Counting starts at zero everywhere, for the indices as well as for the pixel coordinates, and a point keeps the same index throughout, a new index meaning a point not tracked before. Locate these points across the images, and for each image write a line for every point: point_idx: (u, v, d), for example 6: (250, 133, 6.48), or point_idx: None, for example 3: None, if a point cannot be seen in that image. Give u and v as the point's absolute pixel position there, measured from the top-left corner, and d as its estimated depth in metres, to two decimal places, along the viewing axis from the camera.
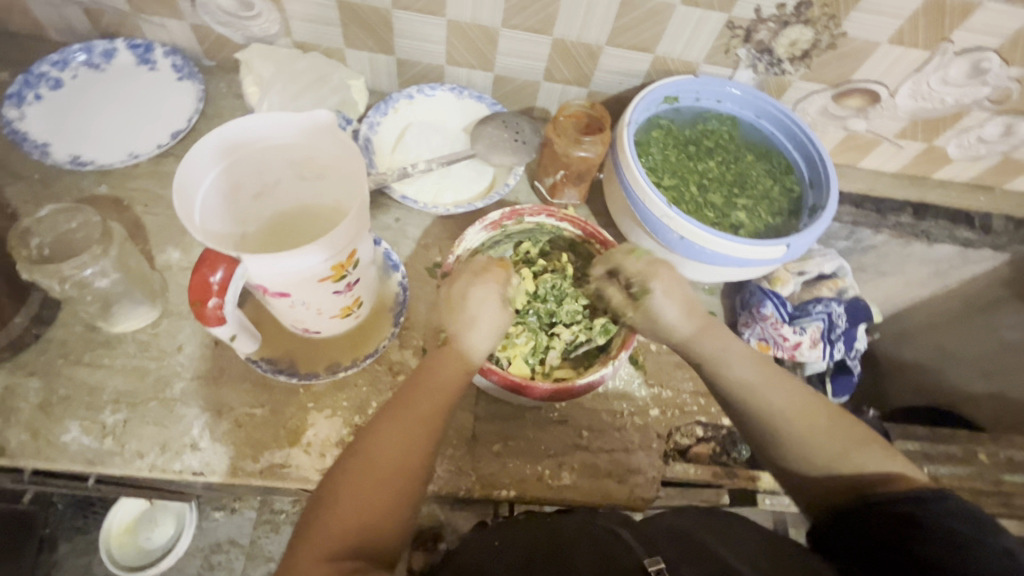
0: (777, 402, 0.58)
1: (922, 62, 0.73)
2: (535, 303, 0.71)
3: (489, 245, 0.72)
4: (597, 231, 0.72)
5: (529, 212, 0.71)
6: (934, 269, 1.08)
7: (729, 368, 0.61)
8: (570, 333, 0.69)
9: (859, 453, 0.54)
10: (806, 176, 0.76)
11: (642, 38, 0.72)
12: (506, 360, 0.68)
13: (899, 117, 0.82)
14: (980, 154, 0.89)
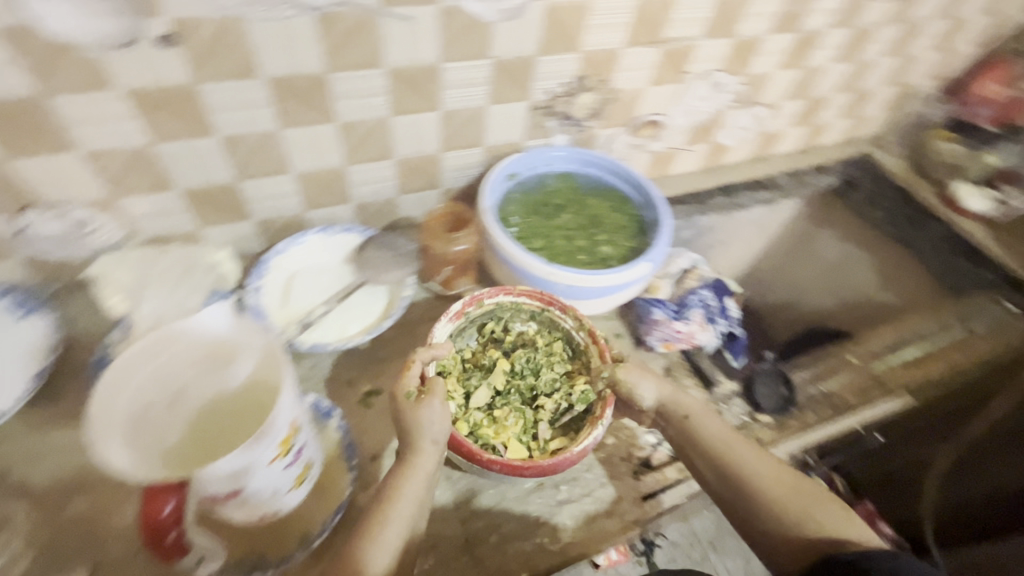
0: (762, 467, 0.70)
1: (678, 91, 0.94)
2: (514, 380, 0.77)
3: (456, 335, 0.79)
4: (554, 299, 0.78)
5: (488, 296, 0.77)
6: (757, 228, 1.32)
7: (711, 426, 0.73)
8: (553, 403, 0.74)
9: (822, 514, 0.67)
10: (639, 200, 0.91)
11: (470, 138, 0.83)
12: (502, 443, 0.71)
13: (681, 131, 1.03)
14: (747, 137, 1.14)
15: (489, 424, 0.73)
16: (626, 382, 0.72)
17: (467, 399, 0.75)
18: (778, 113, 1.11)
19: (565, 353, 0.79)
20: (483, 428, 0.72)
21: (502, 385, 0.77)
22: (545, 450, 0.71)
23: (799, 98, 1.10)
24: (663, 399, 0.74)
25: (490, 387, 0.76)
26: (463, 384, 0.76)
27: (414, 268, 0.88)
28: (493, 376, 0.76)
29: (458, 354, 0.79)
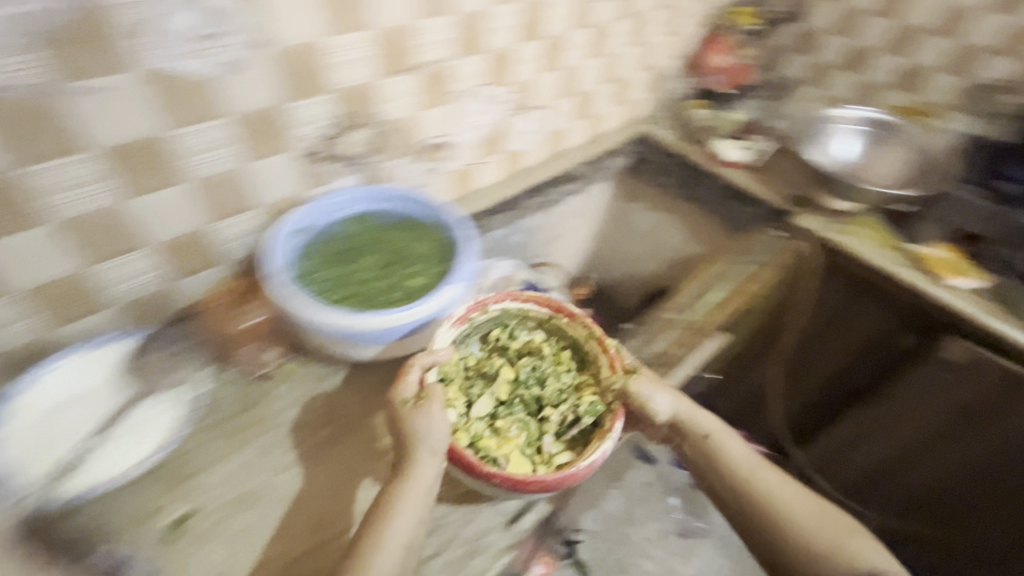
0: (738, 451, 0.93)
1: (450, 111, 0.96)
2: (518, 391, 0.94)
3: (462, 344, 0.95)
4: (563, 310, 0.97)
5: (493, 302, 0.94)
6: (576, 217, 1.42)
7: (732, 449, 0.93)
8: (558, 414, 0.91)
9: (788, 500, 0.88)
10: (442, 221, 0.89)
11: (236, 201, 0.81)
12: (503, 455, 0.85)
13: (471, 148, 1.06)
14: (537, 140, 1.21)
15: (494, 436, 0.87)
16: (637, 395, 0.89)
17: (469, 409, 0.90)
18: (557, 112, 1.20)
19: (569, 367, 0.96)
20: (486, 438, 0.86)
21: (505, 395, 0.93)
22: (548, 463, 0.85)
23: (569, 95, 1.19)
24: (672, 411, 0.92)
25: (492, 399, 0.92)
26: (465, 393, 0.92)
27: (199, 367, 0.87)
28: (494, 387, 0.93)
29: (461, 364, 0.95)
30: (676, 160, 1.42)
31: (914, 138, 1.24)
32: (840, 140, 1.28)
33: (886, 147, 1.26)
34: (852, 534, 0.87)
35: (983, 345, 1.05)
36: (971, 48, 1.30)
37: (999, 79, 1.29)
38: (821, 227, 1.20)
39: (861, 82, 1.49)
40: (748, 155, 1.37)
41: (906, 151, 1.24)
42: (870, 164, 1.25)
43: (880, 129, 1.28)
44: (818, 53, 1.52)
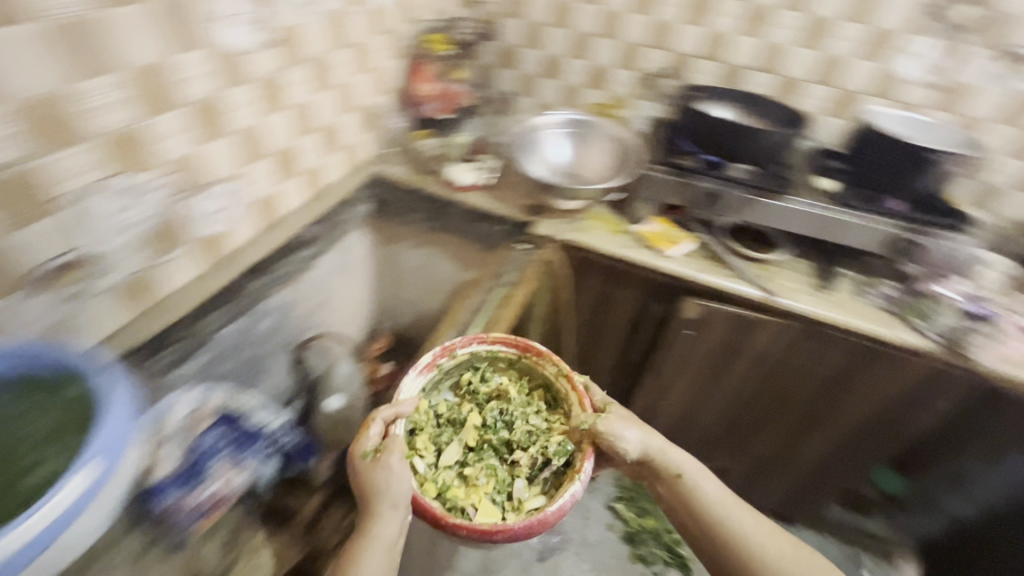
0: (711, 492, 0.99)
1: (62, 223, 0.76)
2: (486, 436, 0.96)
3: (434, 393, 0.99)
4: (529, 349, 1.01)
5: (460, 347, 0.99)
6: (333, 279, 1.28)
7: (703, 485, 0.99)
8: (528, 456, 0.93)
9: (746, 526, 0.97)
10: (73, 371, 0.70)
11: None
12: (472, 505, 0.86)
13: (128, 253, 0.87)
14: (231, 216, 1.04)
15: (462, 486, 0.89)
16: (606, 432, 0.92)
17: (439, 458, 0.92)
18: (248, 181, 1.05)
19: (540, 407, 1.00)
20: (455, 487, 0.89)
21: (474, 441, 0.95)
22: (517, 508, 0.87)
23: (260, 158, 1.06)
24: (643, 445, 0.97)
25: (461, 445, 0.94)
26: (436, 443, 0.94)
27: None
28: (462, 434, 0.95)
29: (431, 412, 0.96)
30: (416, 195, 1.37)
31: (609, 132, 1.35)
32: (552, 147, 1.34)
33: (591, 143, 1.34)
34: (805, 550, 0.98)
35: (707, 299, 1.20)
36: (632, 44, 1.49)
37: (659, 66, 1.50)
38: (558, 230, 1.26)
39: (564, 85, 1.63)
40: (480, 179, 1.37)
41: (606, 143, 1.34)
42: (582, 163, 1.32)
43: (581, 128, 1.36)
44: (521, 65, 1.64)
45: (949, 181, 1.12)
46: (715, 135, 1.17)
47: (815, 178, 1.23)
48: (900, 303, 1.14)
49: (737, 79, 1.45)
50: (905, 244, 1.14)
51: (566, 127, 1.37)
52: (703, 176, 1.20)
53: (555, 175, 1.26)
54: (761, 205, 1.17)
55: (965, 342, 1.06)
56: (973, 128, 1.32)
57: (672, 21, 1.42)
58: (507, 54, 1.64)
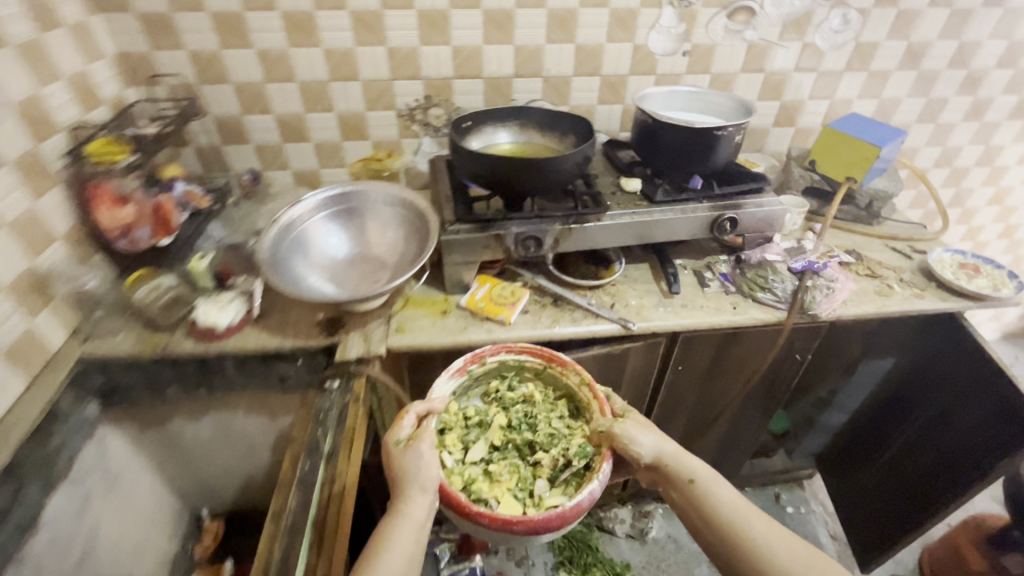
0: (731, 497, 0.88)
1: None
2: (511, 436, 0.96)
3: (462, 398, 0.99)
4: (556, 360, 0.98)
5: (486, 354, 0.97)
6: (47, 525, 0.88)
7: (718, 490, 0.88)
8: (549, 458, 0.93)
9: (760, 532, 0.83)
10: None
11: None
12: (495, 497, 0.88)
13: None
14: None
15: (486, 480, 0.91)
16: (624, 436, 0.88)
17: (466, 455, 0.93)
18: None
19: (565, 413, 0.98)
20: (480, 481, 0.90)
21: (499, 441, 0.96)
22: (535, 503, 0.87)
23: None
24: (656, 451, 0.90)
25: (486, 444, 0.95)
26: (464, 442, 0.94)
27: None
28: (488, 433, 0.96)
29: (461, 415, 0.98)
30: (162, 364, 0.97)
31: (382, 202, 1.10)
32: (321, 246, 1.04)
33: (366, 223, 1.09)
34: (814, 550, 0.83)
35: (570, 349, 1.05)
36: (377, 82, 1.25)
37: (418, 99, 1.29)
38: (376, 341, 0.97)
39: (318, 145, 1.34)
40: (239, 314, 1.00)
41: (385, 218, 1.09)
42: (363, 242, 1.08)
43: (345, 209, 1.09)
44: (254, 136, 1.31)
45: (738, 150, 1.09)
46: (506, 175, 0.98)
47: (623, 180, 1.13)
48: (740, 282, 1.11)
49: (505, 91, 1.30)
50: (724, 222, 1.09)
51: (327, 213, 1.08)
52: (512, 220, 1.02)
53: (343, 285, 1.00)
54: (576, 234, 1.04)
55: (807, 302, 1.04)
56: (729, 85, 1.35)
57: (410, 47, 1.21)
58: (230, 127, 1.29)
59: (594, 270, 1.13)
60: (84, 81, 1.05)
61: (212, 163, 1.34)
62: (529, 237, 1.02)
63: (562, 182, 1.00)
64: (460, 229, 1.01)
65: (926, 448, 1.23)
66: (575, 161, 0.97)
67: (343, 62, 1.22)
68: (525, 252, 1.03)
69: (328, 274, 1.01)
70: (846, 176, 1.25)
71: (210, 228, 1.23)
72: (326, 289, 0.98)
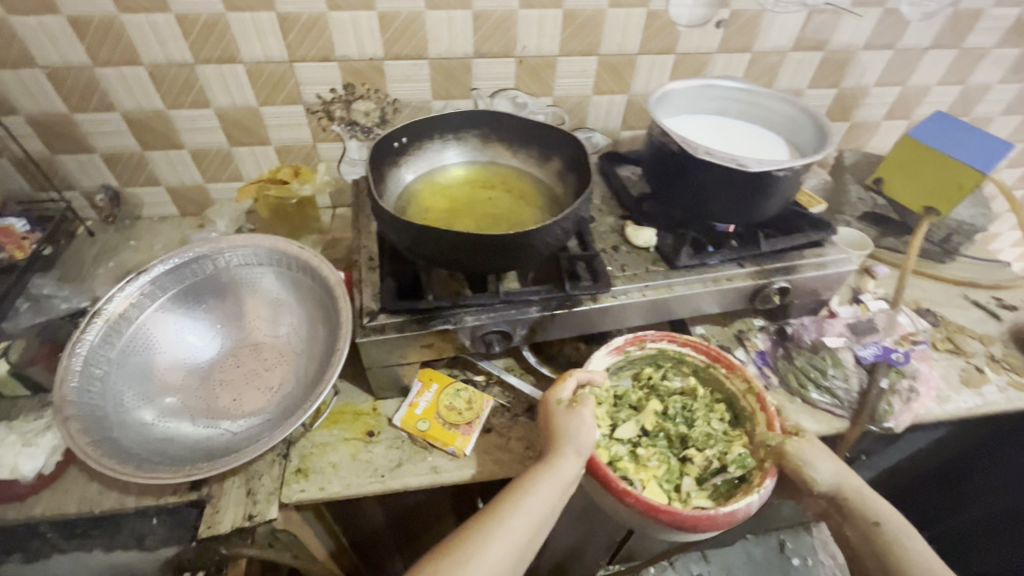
0: (932, 559, 0.61)
1: None
2: (666, 427, 0.73)
3: (616, 373, 0.76)
4: (722, 355, 0.74)
5: (653, 338, 0.75)
6: None
7: (906, 542, 0.62)
8: (702, 459, 0.70)
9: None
10: None
11: None
12: (641, 481, 0.66)
13: None
14: None
15: (631, 462, 0.68)
16: (796, 456, 0.64)
17: (612, 431, 0.71)
18: None
19: (726, 415, 0.74)
20: (625, 462, 0.68)
21: (651, 426, 0.72)
22: (687, 501, 0.65)
23: None
24: (835, 482, 0.65)
25: (638, 425, 0.72)
26: (610, 417, 0.72)
27: None
28: (643, 415, 0.73)
29: (614, 392, 0.75)
30: None
31: (272, 274, 0.75)
32: (177, 350, 0.70)
33: (249, 306, 0.74)
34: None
35: None
36: (269, 65, 0.84)
37: (335, 88, 0.89)
38: (265, 498, 0.66)
39: (197, 152, 0.94)
40: (57, 454, 0.67)
41: (277, 299, 0.75)
42: (250, 320, 0.74)
43: (218, 288, 0.74)
44: (98, 142, 0.90)
45: (797, 191, 0.75)
46: (453, 246, 0.63)
47: (630, 227, 0.78)
48: (786, 371, 0.80)
49: (462, 77, 0.90)
50: (771, 294, 0.77)
51: (189, 295, 0.72)
52: (467, 306, 0.68)
53: (207, 418, 0.66)
54: (561, 321, 0.70)
55: (879, 412, 0.74)
56: (773, 68, 0.98)
57: (313, 11, 0.79)
58: (56, 131, 0.87)
59: (586, 354, 0.81)
60: None
61: (43, 181, 0.93)
62: (493, 330, 0.69)
63: (541, 254, 0.65)
64: (387, 324, 0.66)
65: (971, 508, 1.11)
66: (560, 225, 0.63)
67: (211, 35, 0.80)
68: (487, 349, 0.70)
69: (185, 398, 0.67)
70: (923, 208, 0.94)
71: (37, 287, 0.85)
72: (177, 430, 0.64)
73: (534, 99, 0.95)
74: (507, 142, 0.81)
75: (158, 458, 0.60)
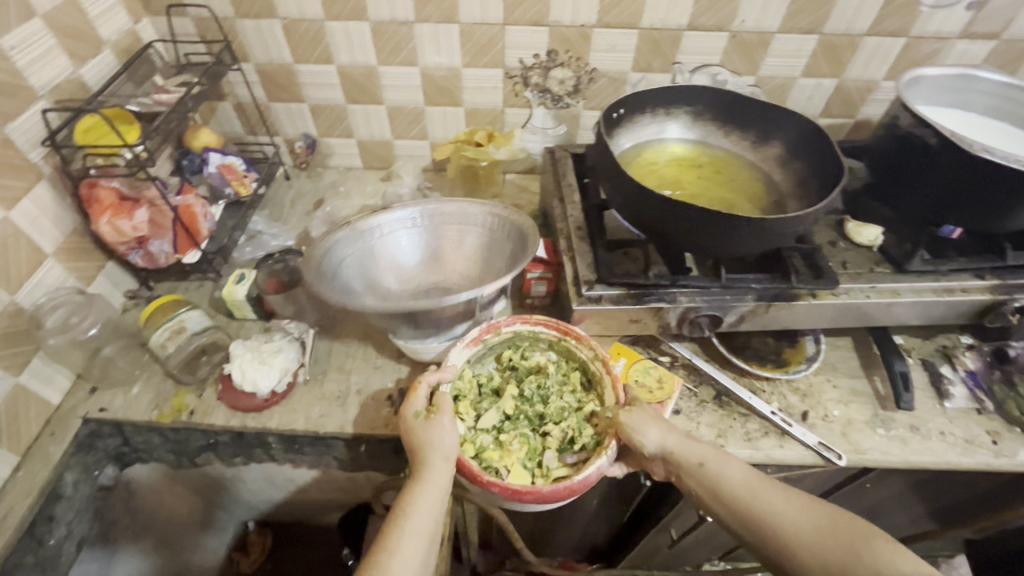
0: (748, 478, 0.57)
1: None
2: (526, 407, 0.66)
3: (475, 360, 0.68)
4: (571, 326, 0.68)
5: (504, 322, 0.68)
6: None
7: (726, 472, 0.58)
8: (561, 432, 0.63)
9: (789, 512, 0.54)
10: None
11: None
12: (505, 468, 0.60)
13: None
14: None
15: (494, 451, 0.62)
16: (626, 425, 0.59)
17: (475, 422, 0.64)
18: None
19: (583, 385, 0.67)
20: (486, 453, 0.61)
21: (512, 409, 0.65)
22: (547, 477, 0.59)
23: None
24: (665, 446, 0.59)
25: (499, 412, 0.64)
26: (472, 407, 0.65)
27: None
28: (503, 400, 0.66)
29: (475, 380, 0.68)
30: (186, 432, 0.74)
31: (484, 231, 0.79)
32: (392, 260, 0.78)
33: (456, 249, 0.80)
34: (852, 518, 0.53)
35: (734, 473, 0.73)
36: (482, 27, 0.85)
37: (538, 54, 0.89)
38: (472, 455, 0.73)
39: (393, 109, 0.98)
40: (286, 376, 0.74)
41: (484, 251, 0.78)
42: (449, 260, 0.80)
43: (438, 225, 0.79)
44: (310, 92, 0.96)
45: None
46: (690, 227, 0.61)
47: (851, 224, 0.77)
48: (1005, 398, 0.73)
49: (668, 50, 0.87)
50: (1007, 313, 0.70)
51: (413, 222, 0.79)
52: (682, 287, 0.68)
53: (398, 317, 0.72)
54: (776, 313, 0.68)
55: None
56: (1020, 57, 0.87)
57: None
58: (277, 79, 0.94)
59: (775, 349, 0.78)
60: (71, 15, 0.72)
61: (257, 125, 1.01)
62: (705, 314, 0.67)
63: (777, 244, 0.63)
64: (603, 296, 0.67)
65: None
66: (812, 216, 0.60)
67: None
68: (693, 333, 0.69)
69: (376, 294, 0.74)
70: None
71: (253, 223, 0.94)
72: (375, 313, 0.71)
73: (735, 78, 0.91)
74: (723, 124, 0.79)
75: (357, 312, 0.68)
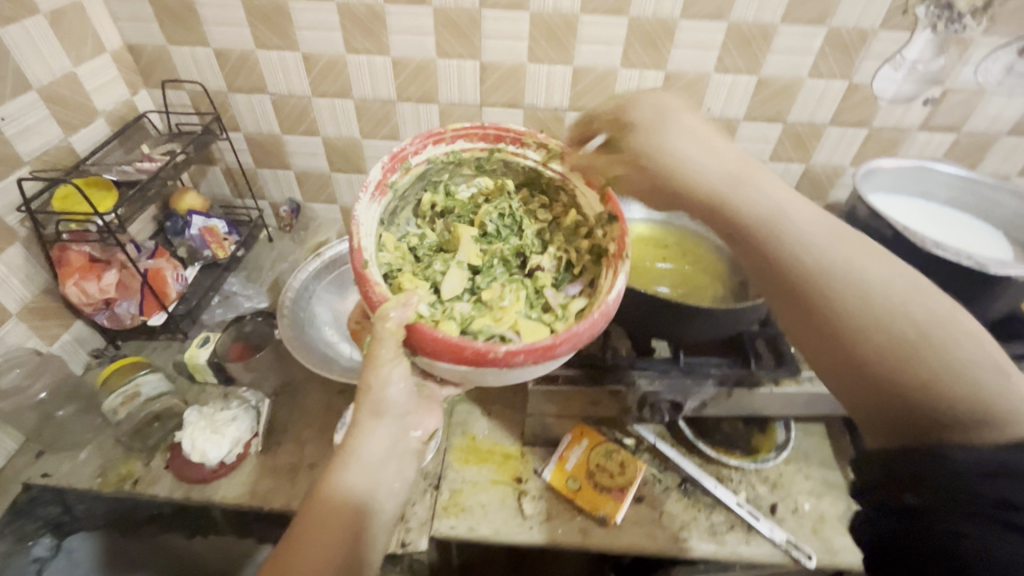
0: (811, 234, 0.44)
1: None
2: (492, 247, 0.60)
3: (393, 220, 0.61)
4: (502, 130, 0.62)
5: (411, 151, 0.59)
6: None
7: (803, 224, 0.45)
8: (549, 259, 0.60)
9: (847, 258, 0.42)
10: None
11: None
12: (510, 330, 0.52)
13: None
14: None
15: (483, 314, 0.54)
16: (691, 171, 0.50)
17: (438, 289, 0.56)
18: None
19: (541, 197, 0.65)
20: (475, 319, 0.53)
21: (476, 259, 0.59)
22: (568, 313, 0.54)
23: None
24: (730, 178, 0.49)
25: (461, 269, 0.57)
26: (425, 275, 0.57)
27: None
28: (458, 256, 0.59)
29: (405, 247, 0.60)
30: (128, 503, 0.71)
31: None
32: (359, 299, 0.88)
33: None
34: (917, 287, 0.41)
35: (701, 566, 0.70)
36: (460, 107, 0.90)
37: None
38: (416, 526, 0.66)
39: None
40: (237, 446, 0.72)
41: None
42: None
43: None
44: (296, 160, 0.99)
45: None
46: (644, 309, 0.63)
47: None
48: None
49: None
50: None
51: None
52: (643, 370, 0.66)
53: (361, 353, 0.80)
54: (740, 399, 0.67)
55: None
56: (980, 149, 0.90)
57: (514, 63, 0.84)
58: (266, 147, 0.97)
59: (744, 436, 0.75)
60: (68, 88, 0.76)
61: (244, 189, 1.04)
62: (664, 399, 0.65)
63: (736, 329, 0.63)
64: (561, 375, 0.66)
65: None
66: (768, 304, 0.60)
67: (418, 77, 0.86)
68: (653, 417, 0.67)
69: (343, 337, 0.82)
70: None
71: (229, 285, 0.95)
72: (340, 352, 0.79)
73: None
74: None
75: (317, 355, 0.76)
